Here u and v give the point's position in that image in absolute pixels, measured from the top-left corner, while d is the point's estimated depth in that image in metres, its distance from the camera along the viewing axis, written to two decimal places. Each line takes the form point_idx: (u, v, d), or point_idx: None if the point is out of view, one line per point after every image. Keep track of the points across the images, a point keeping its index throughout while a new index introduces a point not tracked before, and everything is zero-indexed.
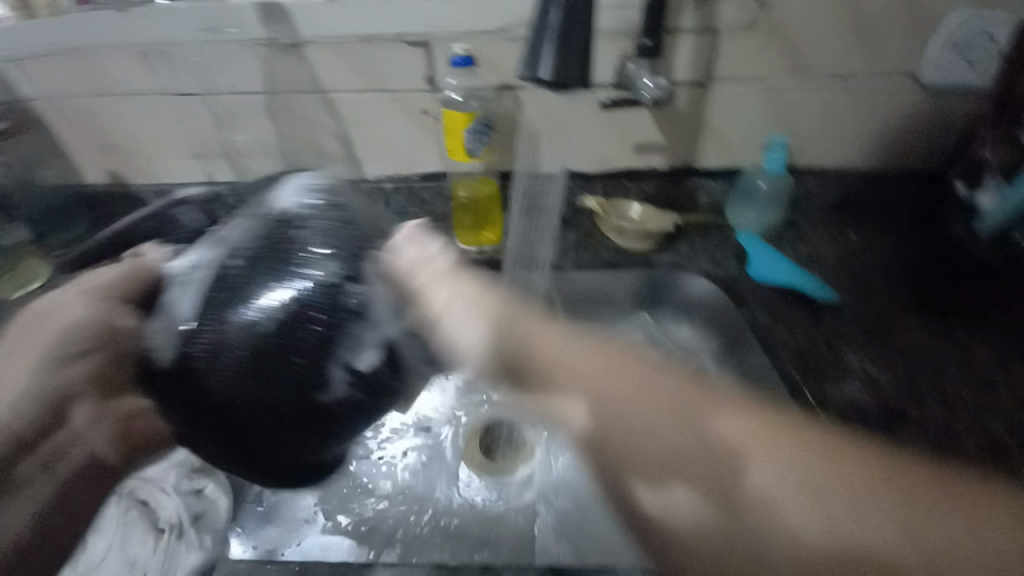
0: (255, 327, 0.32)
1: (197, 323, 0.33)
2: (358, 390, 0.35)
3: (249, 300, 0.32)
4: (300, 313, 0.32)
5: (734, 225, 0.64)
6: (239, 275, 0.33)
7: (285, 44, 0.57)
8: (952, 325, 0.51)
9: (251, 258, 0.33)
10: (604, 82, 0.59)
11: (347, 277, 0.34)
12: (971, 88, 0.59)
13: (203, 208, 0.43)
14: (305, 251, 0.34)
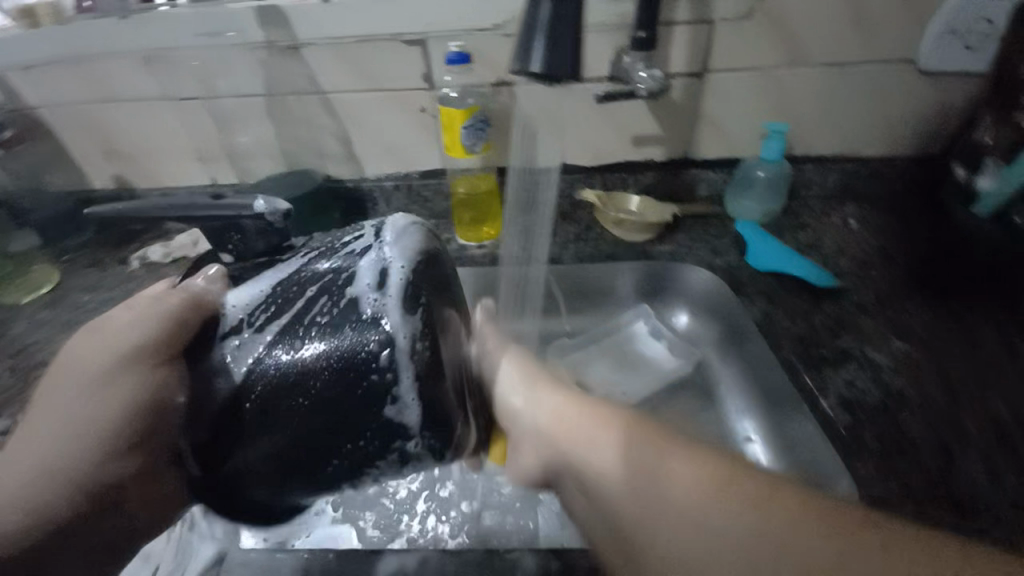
0: (300, 384, 0.28)
1: (240, 358, 0.29)
2: (396, 462, 0.30)
3: (295, 354, 0.29)
4: (349, 378, 0.28)
5: (732, 214, 0.65)
6: (321, 318, 0.29)
7: (284, 46, 0.58)
8: (953, 309, 0.51)
9: (302, 310, 0.30)
10: (600, 76, 0.59)
11: (391, 345, 0.28)
12: (974, 71, 0.58)
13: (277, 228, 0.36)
14: (360, 308, 0.29)
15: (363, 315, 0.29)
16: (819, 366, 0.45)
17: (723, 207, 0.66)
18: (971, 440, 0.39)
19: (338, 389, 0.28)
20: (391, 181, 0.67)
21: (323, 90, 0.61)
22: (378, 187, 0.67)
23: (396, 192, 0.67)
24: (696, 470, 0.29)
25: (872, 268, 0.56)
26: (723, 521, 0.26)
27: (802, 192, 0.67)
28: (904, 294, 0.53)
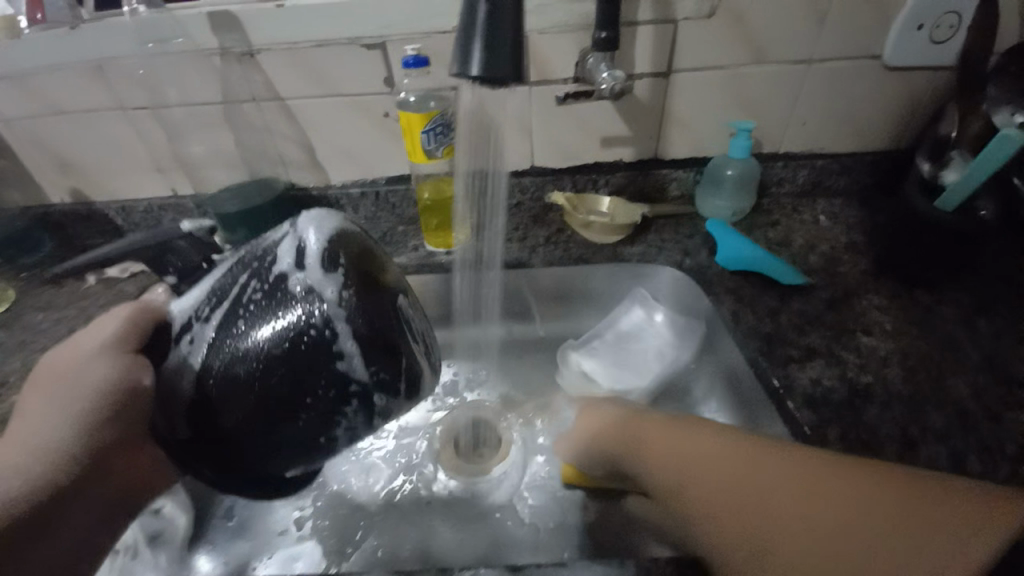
0: (247, 353, 0.30)
1: (189, 350, 0.32)
2: (357, 399, 0.32)
3: (238, 330, 0.31)
4: (291, 336, 0.30)
5: (704, 214, 0.65)
6: (256, 299, 0.31)
7: (239, 53, 0.57)
8: (921, 301, 0.51)
9: (239, 291, 0.32)
10: (564, 77, 0.58)
11: (317, 291, 0.31)
12: (937, 65, 0.58)
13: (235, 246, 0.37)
14: (286, 275, 0.32)
15: (295, 291, 0.31)
16: (786, 365, 0.45)
17: (694, 206, 0.66)
18: (941, 435, 0.39)
19: (275, 354, 0.30)
20: (357, 188, 0.66)
21: (282, 97, 0.59)
22: (344, 194, 0.65)
23: (363, 199, 0.66)
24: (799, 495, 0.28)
25: (841, 264, 0.56)
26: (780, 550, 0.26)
27: (771, 189, 0.67)
28: (872, 289, 0.53)
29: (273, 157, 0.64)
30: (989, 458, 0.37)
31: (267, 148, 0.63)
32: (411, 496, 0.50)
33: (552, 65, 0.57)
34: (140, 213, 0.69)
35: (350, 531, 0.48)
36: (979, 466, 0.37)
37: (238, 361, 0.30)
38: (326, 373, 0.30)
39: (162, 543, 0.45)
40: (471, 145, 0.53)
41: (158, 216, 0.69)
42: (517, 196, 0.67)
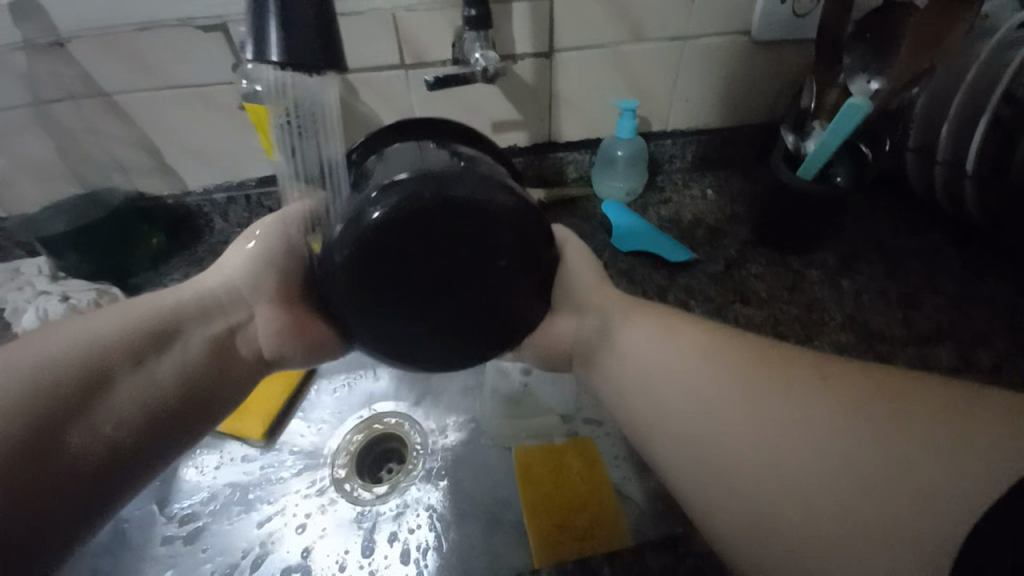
0: (457, 227, 0.30)
1: (385, 210, 0.29)
2: (470, 317, 0.32)
3: (395, 205, 0.29)
4: (475, 208, 0.30)
5: (600, 195, 0.65)
6: (416, 217, 0.29)
7: (40, 40, 0.47)
8: (792, 266, 0.54)
9: (407, 189, 0.29)
10: (441, 59, 0.54)
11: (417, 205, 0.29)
12: (800, 40, 0.60)
13: (421, 186, 0.30)
14: (390, 181, 0.30)
15: (379, 195, 0.30)
16: None
17: (591, 188, 0.66)
18: None
19: (485, 221, 0.30)
20: (223, 192, 0.58)
21: (108, 92, 0.50)
22: (207, 201, 0.58)
23: (231, 204, 0.58)
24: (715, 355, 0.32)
25: (724, 236, 0.59)
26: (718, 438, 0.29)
27: (663, 166, 0.68)
28: (753, 258, 0.55)
29: (110, 163, 0.54)
30: None
31: (101, 152, 0.54)
32: (295, 538, 0.47)
33: (427, 47, 0.53)
34: None
35: (241, 564, 0.46)
36: None
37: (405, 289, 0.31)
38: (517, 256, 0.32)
39: None
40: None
41: None
42: None
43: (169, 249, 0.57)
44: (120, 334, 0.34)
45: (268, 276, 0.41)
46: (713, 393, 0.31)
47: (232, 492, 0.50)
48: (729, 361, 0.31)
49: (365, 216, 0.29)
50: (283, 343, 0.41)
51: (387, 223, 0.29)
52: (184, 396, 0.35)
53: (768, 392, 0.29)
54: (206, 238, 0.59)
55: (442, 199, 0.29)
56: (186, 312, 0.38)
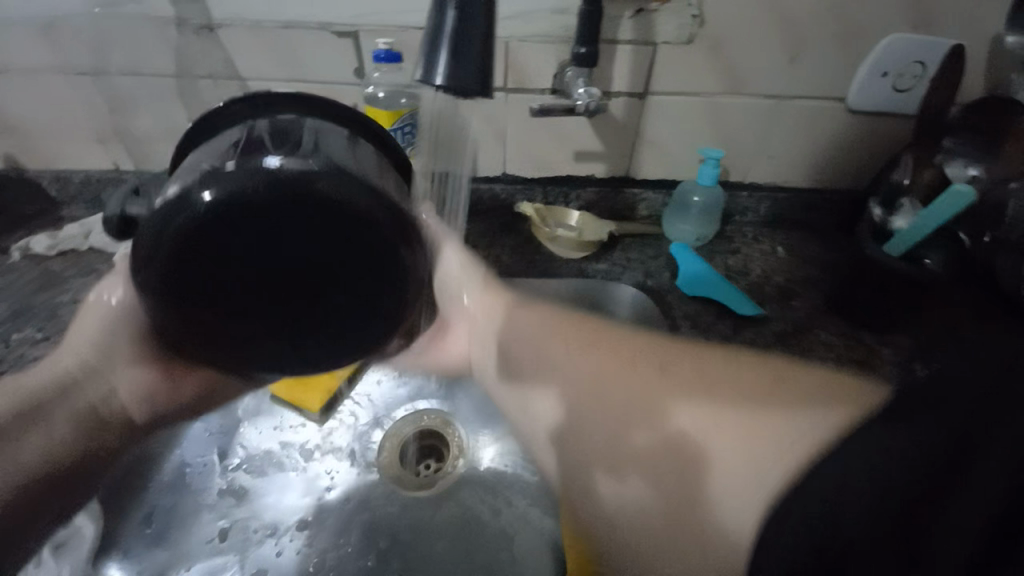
0: (237, 193, 0.25)
1: (212, 193, 0.25)
2: (368, 301, 0.29)
3: (196, 190, 0.25)
4: (279, 178, 0.25)
5: (669, 235, 0.66)
6: (243, 202, 0.25)
7: (198, 25, 0.53)
8: (863, 340, 0.53)
9: (247, 176, 0.25)
10: (542, 87, 0.57)
11: (230, 193, 0.25)
12: (897, 114, 0.60)
13: (230, 181, 0.25)
14: (208, 174, 0.26)
15: (228, 172, 0.26)
16: None
17: (660, 228, 0.67)
18: None
19: (350, 192, 0.27)
20: None
21: (242, 77, 0.56)
22: None
23: None
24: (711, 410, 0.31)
25: (793, 297, 0.58)
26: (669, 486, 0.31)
27: (736, 217, 0.68)
28: (821, 325, 0.55)
29: None
30: None
31: None
32: (340, 512, 0.50)
33: (531, 75, 0.56)
34: (74, 184, 0.63)
35: (286, 525, 0.49)
36: None
37: (253, 288, 0.27)
38: (358, 241, 0.27)
39: (70, 555, 0.43)
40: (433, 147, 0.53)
41: (98, 189, 0.64)
42: (487, 203, 0.66)
43: None
44: (19, 395, 0.36)
45: (121, 342, 0.39)
46: (698, 432, 0.31)
47: (285, 458, 0.53)
48: (697, 419, 0.31)
49: (193, 199, 0.25)
50: (149, 402, 0.42)
51: (213, 221, 0.25)
52: (65, 458, 0.37)
53: (699, 449, 0.30)
54: None
55: (257, 191, 0.25)
56: (73, 371, 0.39)
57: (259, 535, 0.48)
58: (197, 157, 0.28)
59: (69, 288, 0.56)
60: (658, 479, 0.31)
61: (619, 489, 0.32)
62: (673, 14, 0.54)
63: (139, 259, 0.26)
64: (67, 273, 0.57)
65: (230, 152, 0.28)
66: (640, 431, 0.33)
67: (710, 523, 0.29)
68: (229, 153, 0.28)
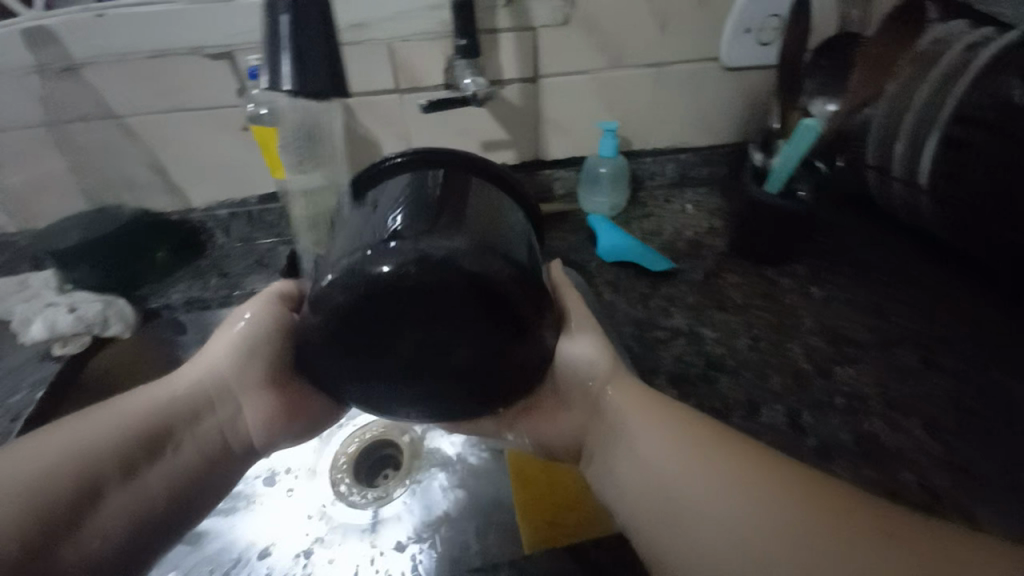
0: (398, 267, 0.28)
1: (394, 259, 0.28)
2: (514, 345, 0.31)
3: (373, 258, 0.28)
4: (429, 247, 0.28)
5: (586, 209, 0.69)
6: (414, 271, 0.28)
7: (57, 67, 0.50)
8: (766, 274, 0.58)
9: (402, 239, 0.28)
10: (434, 84, 0.58)
11: (393, 262, 0.28)
12: (766, 66, 0.65)
13: (395, 259, 0.28)
14: (394, 233, 0.29)
15: (389, 245, 0.28)
16: (654, 347, 0.49)
17: (577, 204, 0.69)
18: (775, 392, 0.44)
19: (469, 250, 0.28)
20: (227, 209, 0.61)
21: (118, 115, 0.53)
22: (211, 217, 0.61)
23: (234, 221, 0.61)
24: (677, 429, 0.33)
25: (703, 247, 0.62)
26: (649, 492, 0.32)
27: (645, 183, 0.72)
28: (729, 268, 0.59)
29: (117, 181, 0.57)
30: (813, 411, 0.43)
31: (109, 172, 0.56)
32: (302, 532, 0.49)
33: (420, 73, 0.57)
34: None
35: (247, 560, 0.47)
36: (806, 415, 0.42)
37: (382, 345, 0.30)
38: (501, 292, 0.29)
39: None
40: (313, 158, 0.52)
41: None
42: None
43: (173, 263, 0.59)
44: (153, 411, 0.38)
45: (253, 363, 0.41)
46: (665, 447, 0.33)
47: (242, 496, 0.52)
48: (674, 431, 0.33)
49: (375, 271, 0.28)
50: (271, 428, 0.43)
51: (394, 288, 0.28)
52: (191, 477, 0.38)
53: (687, 442, 0.32)
54: (208, 253, 0.62)
55: (421, 265, 0.28)
56: (209, 387, 0.41)
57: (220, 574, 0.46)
58: (398, 194, 0.32)
59: None
60: (637, 486, 0.33)
61: (643, 477, 0.33)
62: None
63: (315, 302, 0.30)
64: None
65: (393, 205, 0.31)
66: (627, 443, 0.35)
67: (681, 535, 0.29)
68: (396, 213, 0.31)
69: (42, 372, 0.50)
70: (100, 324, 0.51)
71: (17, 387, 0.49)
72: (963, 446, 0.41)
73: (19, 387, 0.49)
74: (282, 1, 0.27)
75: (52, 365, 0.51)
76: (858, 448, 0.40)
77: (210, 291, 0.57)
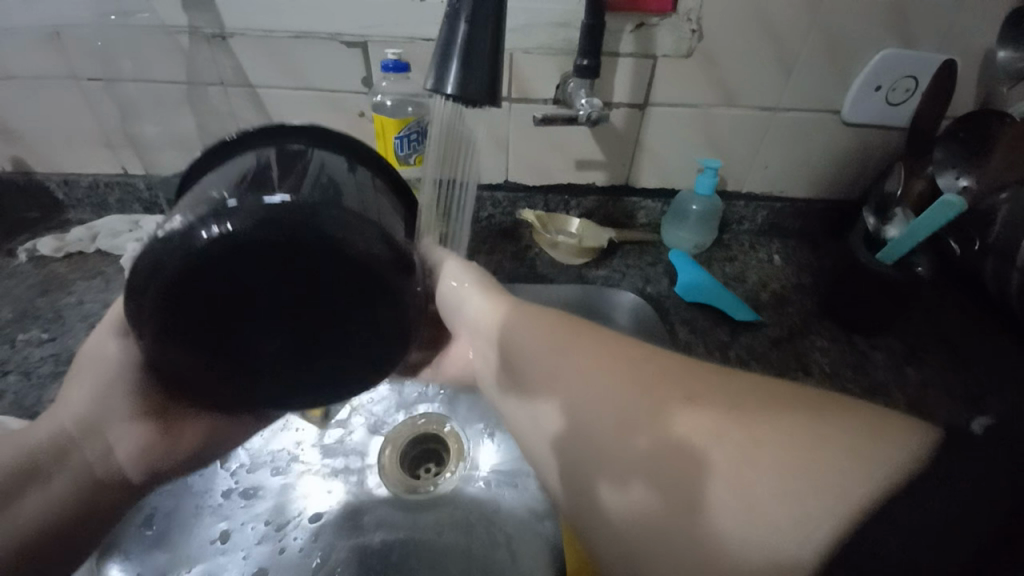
0: (211, 237, 0.27)
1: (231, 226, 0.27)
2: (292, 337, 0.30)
3: (203, 220, 0.27)
4: (260, 211, 0.27)
5: (668, 243, 0.67)
6: (253, 237, 0.27)
7: (209, 34, 0.55)
8: (855, 345, 0.55)
9: (169, 229, 0.27)
10: (544, 97, 0.58)
11: (239, 222, 0.27)
12: (890, 126, 0.62)
13: (170, 239, 0.27)
14: (202, 215, 0.27)
15: (208, 209, 0.27)
16: None
17: (659, 236, 0.68)
18: None
19: (274, 206, 0.27)
20: None
21: (251, 85, 0.57)
22: None
23: None
24: (702, 412, 0.27)
25: (788, 304, 0.59)
26: (653, 497, 0.26)
27: (732, 226, 0.70)
28: (815, 330, 0.56)
29: None
30: None
31: (230, 135, 0.61)
32: (343, 508, 0.51)
33: (533, 86, 0.57)
34: (85, 189, 0.64)
35: (290, 525, 0.49)
36: None
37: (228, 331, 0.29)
38: (298, 251, 0.28)
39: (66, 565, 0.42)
40: (446, 159, 0.53)
41: (104, 193, 0.65)
42: (488, 209, 0.67)
43: None
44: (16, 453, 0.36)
45: (119, 396, 0.40)
46: (709, 439, 0.26)
47: (288, 460, 0.53)
48: (702, 428, 0.26)
49: (192, 237, 0.27)
50: (157, 458, 0.43)
51: (222, 258, 0.27)
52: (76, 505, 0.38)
53: (690, 430, 0.26)
54: None
55: (253, 225, 0.27)
56: (71, 429, 0.39)
57: (264, 533, 0.48)
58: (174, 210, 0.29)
59: (75, 290, 0.56)
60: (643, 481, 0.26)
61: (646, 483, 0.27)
62: (672, 28, 0.55)
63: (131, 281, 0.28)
64: (71, 275, 0.58)
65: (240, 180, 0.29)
66: (637, 434, 0.28)
67: (704, 544, 0.24)
68: (242, 180, 0.29)
69: None
70: None
71: None
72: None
73: None
74: (462, 10, 0.28)
75: None
76: None
77: None
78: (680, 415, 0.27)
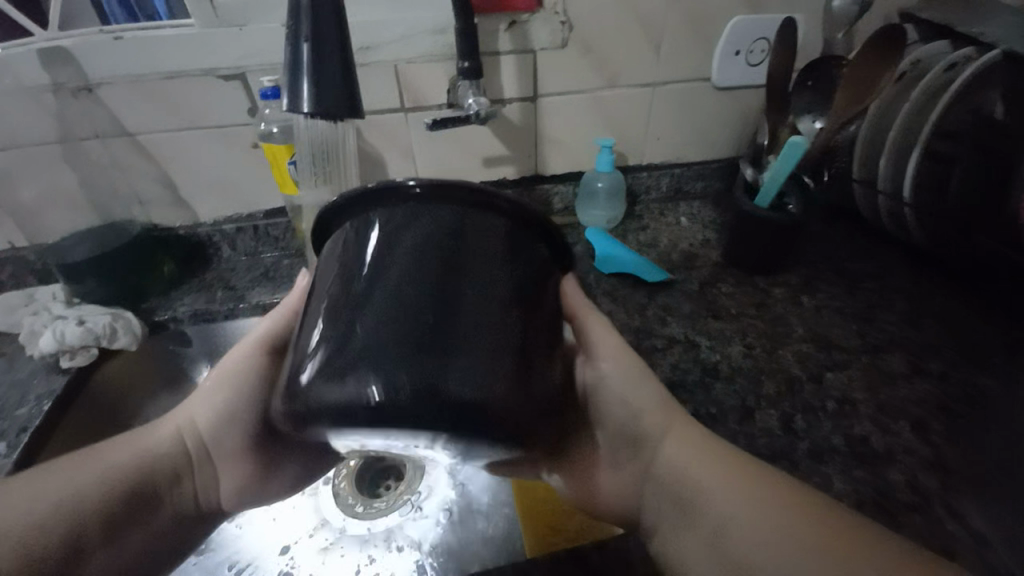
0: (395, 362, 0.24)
1: (394, 382, 0.24)
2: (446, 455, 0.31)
3: (365, 376, 0.24)
4: (427, 353, 0.24)
5: (584, 222, 0.70)
6: (424, 371, 0.24)
7: (73, 87, 0.52)
8: (760, 285, 0.60)
9: (335, 352, 0.25)
10: (438, 103, 0.60)
11: (437, 380, 0.24)
12: (754, 85, 0.68)
13: (328, 377, 0.25)
14: (384, 342, 0.25)
15: (365, 338, 0.25)
16: (652, 355, 0.50)
17: (576, 217, 0.71)
18: (772, 397, 0.46)
19: (429, 335, 0.24)
20: (233, 223, 0.63)
21: (133, 133, 0.55)
22: (217, 231, 0.62)
23: (240, 234, 0.63)
24: (695, 459, 0.35)
25: (698, 259, 0.64)
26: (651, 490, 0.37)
27: (640, 197, 0.74)
28: (724, 278, 0.61)
29: (127, 196, 0.58)
30: (809, 416, 0.44)
31: (120, 188, 0.58)
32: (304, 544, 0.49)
33: (424, 93, 0.59)
34: None
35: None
36: (801, 421, 0.44)
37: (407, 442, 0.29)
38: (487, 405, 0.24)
39: None
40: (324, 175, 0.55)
41: None
42: None
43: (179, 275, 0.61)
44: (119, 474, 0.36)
45: (234, 425, 0.40)
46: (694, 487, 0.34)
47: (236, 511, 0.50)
48: (684, 459, 0.35)
49: (366, 400, 0.24)
50: (244, 499, 0.41)
51: (410, 416, 0.24)
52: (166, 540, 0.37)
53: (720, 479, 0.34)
54: (214, 265, 0.63)
55: (455, 389, 0.24)
56: (186, 448, 0.39)
57: None
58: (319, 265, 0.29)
59: None
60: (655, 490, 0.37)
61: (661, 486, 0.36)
62: (543, 22, 0.58)
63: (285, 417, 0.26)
64: None
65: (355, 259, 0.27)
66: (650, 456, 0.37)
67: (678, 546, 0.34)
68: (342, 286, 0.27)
69: (50, 384, 0.50)
70: (108, 336, 0.52)
71: (24, 399, 0.49)
72: (948, 447, 0.42)
73: (25, 399, 0.49)
74: (304, 29, 0.29)
75: (59, 378, 0.51)
76: (851, 452, 0.41)
77: (216, 303, 0.58)
78: (729, 492, 0.33)
